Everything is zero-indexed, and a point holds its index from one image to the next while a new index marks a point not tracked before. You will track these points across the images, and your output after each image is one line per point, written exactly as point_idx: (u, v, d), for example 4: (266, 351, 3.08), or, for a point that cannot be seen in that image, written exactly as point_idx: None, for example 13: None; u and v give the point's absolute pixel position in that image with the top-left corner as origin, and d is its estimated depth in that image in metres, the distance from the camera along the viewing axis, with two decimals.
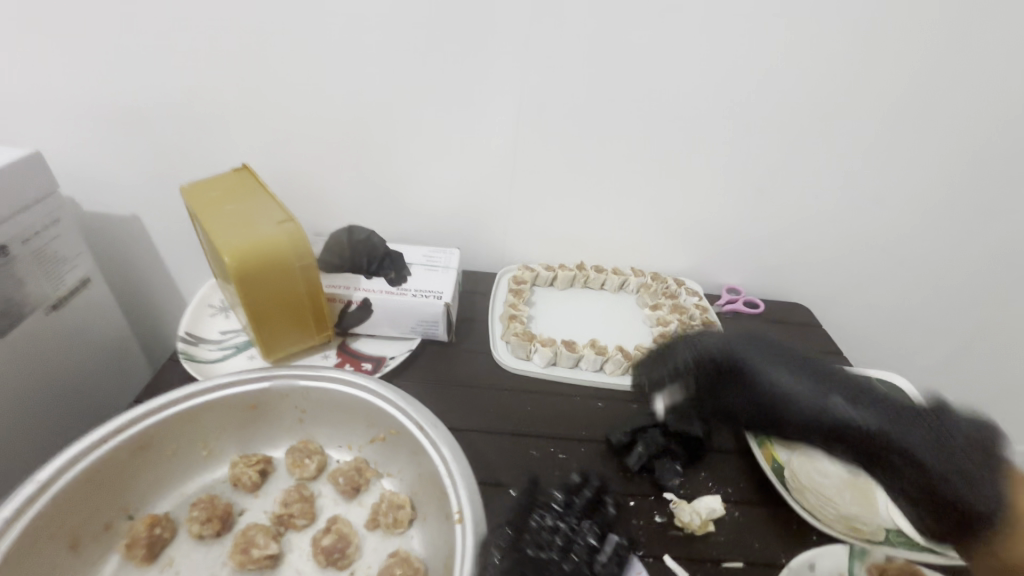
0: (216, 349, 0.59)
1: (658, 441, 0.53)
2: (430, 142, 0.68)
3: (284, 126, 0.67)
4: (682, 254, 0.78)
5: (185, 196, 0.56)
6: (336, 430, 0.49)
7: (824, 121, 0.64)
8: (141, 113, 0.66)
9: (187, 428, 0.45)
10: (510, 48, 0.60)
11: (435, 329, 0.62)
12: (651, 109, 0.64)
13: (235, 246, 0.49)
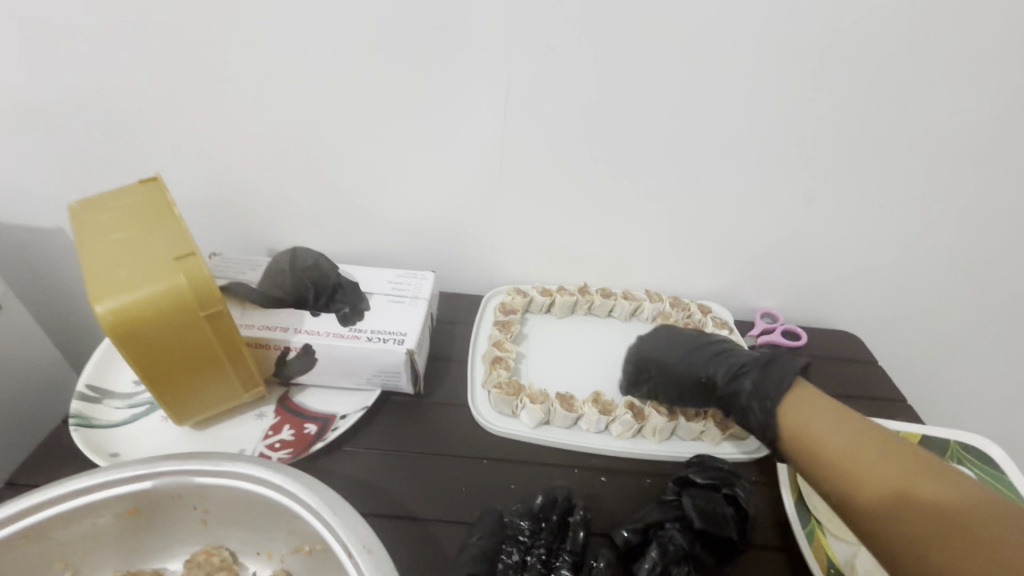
0: (123, 407, 0.48)
1: (678, 544, 0.40)
2: (394, 143, 0.55)
3: (215, 125, 0.54)
4: (707, 275, 0.65)
5: (70, 216, 0.43)
6: (251, 535, 0.37)
7: (901, 113, 0.50)
8: (39, 111, 0.54)
9: (39, 546, 0.33)
10: (491, 21, 0.46)
11: (398, 380, 0.50)
12: (674, 98, 0.50)
13: (111, 292, 0.37)
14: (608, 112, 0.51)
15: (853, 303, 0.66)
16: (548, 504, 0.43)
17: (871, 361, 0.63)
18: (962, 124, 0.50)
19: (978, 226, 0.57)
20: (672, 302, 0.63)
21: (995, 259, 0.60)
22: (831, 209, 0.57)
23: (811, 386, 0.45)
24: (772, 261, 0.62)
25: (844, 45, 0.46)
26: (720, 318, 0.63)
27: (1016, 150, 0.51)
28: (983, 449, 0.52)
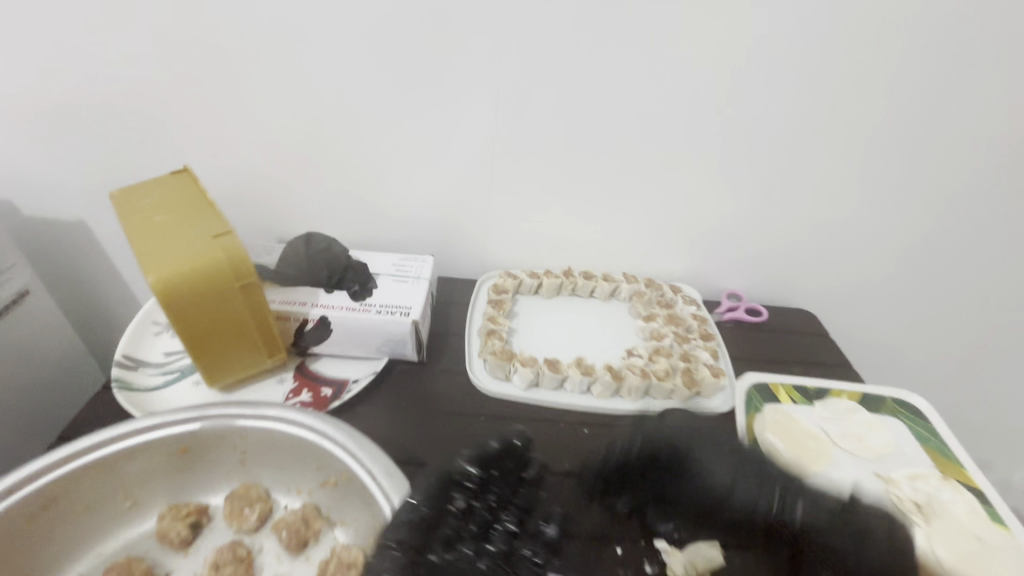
0: (157, 374, 0.53)
1: (649, 478, 0.47)
2: (397, 140, 0.61)
3: (236, 124, 0.61)
4: (678, 259, 0.72)
5: (112, 203, 0.49)
6: (283, 473, 0.43)
7: (835, 112, 0.58)
8: (77, 111, 0.60)
9: (104, 477, 0.39)
10: (482, 31, 0.54)
11: (404, 348, 0.56)
12: (642, 99, 0.58)
13: (161, 264, 0.43)
14: (585, 111, 0.59)
15: (808, 283, 0.74)
16: (503, 449, 0.44)
17: (823, 334, 0.71)
18: (888, 123, 0.59)
19: (908, 212, 0.66)
20: (647, 283, 0.70)
21: (926, 242, 0.69)
22: (783, 198, 0.65)
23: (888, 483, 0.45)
24: (734, 246, 0.70)
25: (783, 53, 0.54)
26: (690, 297, 0.70)
27: (934, 145, 0.60)
28: (913, 403, 0.60)
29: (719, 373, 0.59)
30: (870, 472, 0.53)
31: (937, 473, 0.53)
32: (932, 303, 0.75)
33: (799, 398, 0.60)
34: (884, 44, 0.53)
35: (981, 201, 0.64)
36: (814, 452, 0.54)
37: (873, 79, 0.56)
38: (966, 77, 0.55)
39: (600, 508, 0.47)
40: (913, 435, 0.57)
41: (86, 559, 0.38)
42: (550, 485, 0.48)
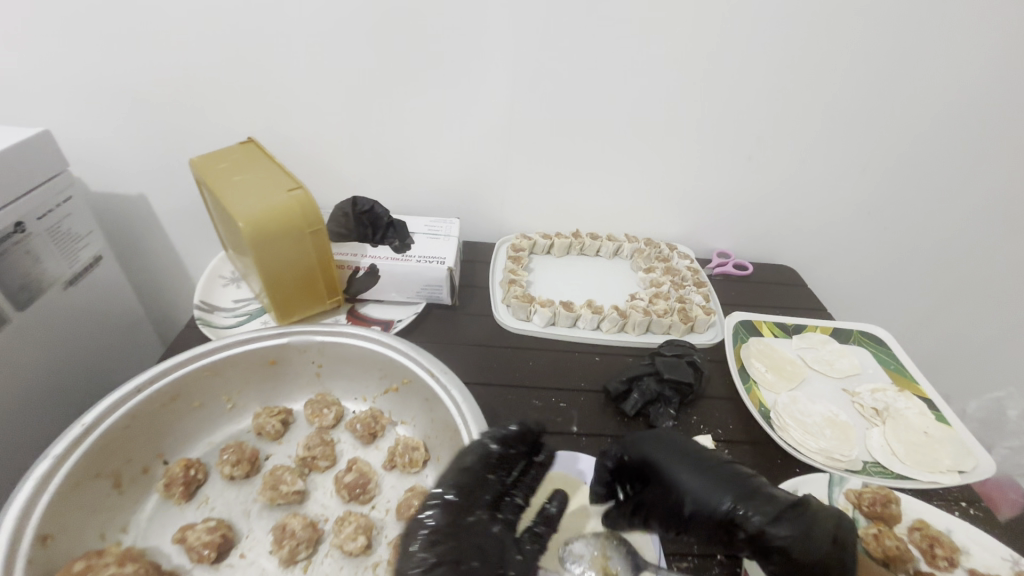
0: (230, 316, 0.62)
1: (652, 388, 0.56)
2: (427, 117, 0.69)
3: (283, 107, 0.68)
4: (674, 221, 0.81)
5: (194, 167, 0.58)
6: (352, 384, 0.53)
7: (814, 86, 0.66)
8: (138, 96, 0.66)
9: (214, 380, 0.48)
10: (505, 19, 0.61)
11: (439, 292, 0.65)
12: (645, 77, 0.65)
13: (248, 211, 0.51)
14: (594, 88, 0.67)
15: (788, 241, 0.84)
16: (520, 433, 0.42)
17: (801, 285, 0.81)
18: (859, 98, 0.67)
19: (876, 176, 0.75)
20: (647, 241, 0.79)
21: (890, 202, 0.78)
22: (766, 165, 0.74)
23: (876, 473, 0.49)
24: (723, 208, 0.79)
25: (769, 34, 0.62)
26: (684, 253, 0.80)
27: (898, 117, 0.69)
28: (876, 335, 0.70)
29: (711, 312, 0.68)
30: (837, 387, 0.63)
31: (894, 386, 0.63)
32: (896, 257, 0.86)
33: (781, 333, 0.69)
34: (856, 25, 0.61)
35: (939, 164, 0.74)
36: (791, 372, 0.63)
37: (846, 57, 0.63)
38: (927, 53, 0.63)
39: (612, 414, 0.56)
40: (877, 360, 0.67)
41: (201, 446, 0.47)
42: (569, 397, 0.57)
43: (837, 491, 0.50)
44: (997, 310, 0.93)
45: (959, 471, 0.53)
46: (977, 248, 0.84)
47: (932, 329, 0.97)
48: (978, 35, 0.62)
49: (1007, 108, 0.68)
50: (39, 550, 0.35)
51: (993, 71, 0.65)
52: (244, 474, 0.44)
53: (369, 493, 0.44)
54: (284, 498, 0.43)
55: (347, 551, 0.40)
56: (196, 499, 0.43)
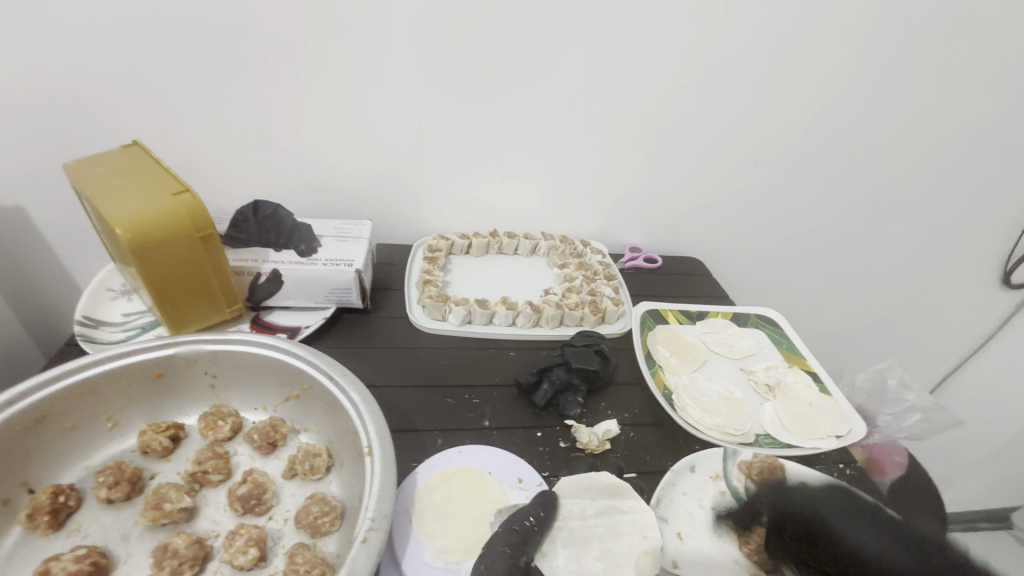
0: (119, 331, 0.58)
1: (561, 378, 0.57)
2: (333, 119, 0.68)
3: (175, 107, 0.64)
4: (588, 218, 0.84)
5: (68, 173, 0.54)
6: (250, 394, 0.51)
7: (705, 87, 0.70)
8: (4, 96, 0.61)
9: (88, 398, 0.45)
10: (406, 20, 0.61)
11: (349, 295, 0.64)
12: (547, 77, 0.67)
13: (125, 216, 0.48)
14: (500, 89, 0.68)
15: (694, 234, 0.89)
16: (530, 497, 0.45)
17: (706, 274, 0.86)
18: (746, 98, 0.72)
19: (766, 171, 0.81)
20: (562, 239, 0.82)
21: (781, 195, 0.85)
22: (668, 162, 0.78)
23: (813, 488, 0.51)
24: (632, 204, 0.83)
25: (660, 37, 0.65)
26: (598, 248, 0.83)
27: (781, 117, 0.75)
28: (770, 317, 0.76)
29: (619, 303, 0.71)
30: (736, 367, 0.67)
31: (785, 363, 0.68)
32: (791, 247, 0.93)
33: (685, 320, 0.73)
34: (736, 30, 0.66)
35: (819, 160, 0.81)
36: (693, 356, 0.67)
37: (731, 59, 0.68)
38: (800, 57, 0.69)
39: (524, 406, 0.57)
40: (771, 340, 0.72)
41: (75, 471, 0.44)
42: (482, 393, 0.58)
43: (732, 464, 0.53)
44: (880, 291, 1.02)
45: (836, 436, 0.58)
46: (858, 235, 0.93)
47: (827, 311, 1.05)
48: (841, 41, 0.69)
49: (872, 107, 0.76)
50: None
51: (857, 74, 0.72)
52: (124, 496, 0.41)
53: (265, 504, 0.43)
54: (170, 517, 0.40)
55: (238, 565, 0.39)
56: (66, 528, 0.40)
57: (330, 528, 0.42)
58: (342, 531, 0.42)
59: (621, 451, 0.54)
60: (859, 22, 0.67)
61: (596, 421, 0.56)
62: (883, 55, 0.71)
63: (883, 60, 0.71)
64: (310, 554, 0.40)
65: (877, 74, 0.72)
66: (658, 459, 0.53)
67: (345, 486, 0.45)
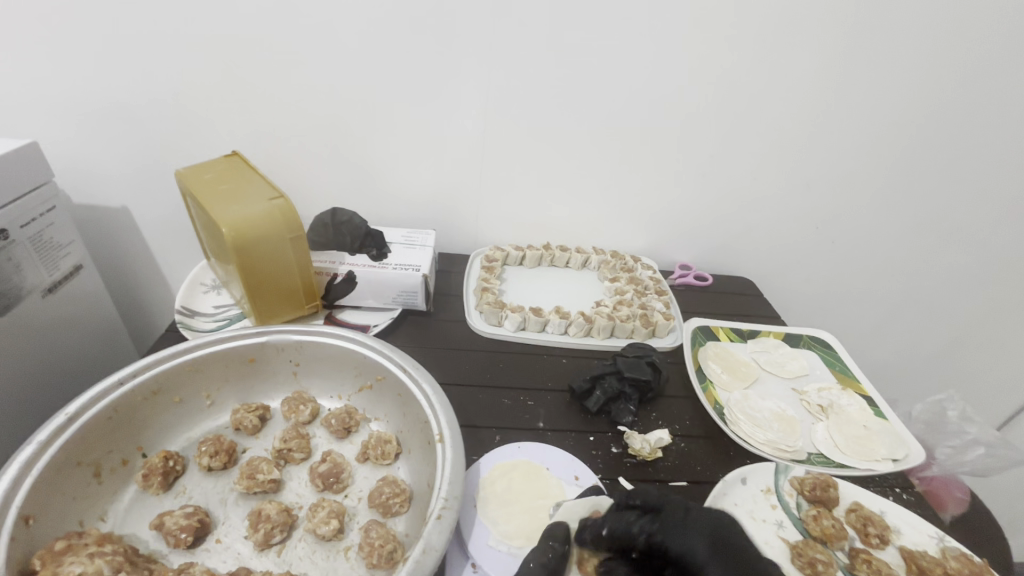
0: (210, 321, 0.64)
1: (614, 386, 0.59)
2: (404, 135, 0.73)
3: (268, 122, 0.71)
4: (638, 235, 0.87)
5: (179, 177, 0.60)
6: (328, 382, 0.56)
7: (760, 110, 0.72)
8: (127, 110, 0.69)
9: (194, 377, 0.51)
10: (476, 44, 0.66)
11: (415, 298, 0.68)
12: (605, 98, 0.71)
13: (230, 217, 0.53)
14: (560, 108, 0.72)
15: (744, 255, 0.90)
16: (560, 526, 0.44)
17: (757, 294, 0.86)
18: (800, 120, 0.73)
19: (819, 194, 0.82)
20: (613, 253, 0.84)
21: (837, 217, 0.85)
22: (720, 183, 0.80)
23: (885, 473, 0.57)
24: (684, 222, 0.85)
25: (717, 61, 0.68)
26: (648, 264, 0.85)
27: (836, 140, 0.76)
28: (823, 339, 0.76)
29: (670, 317, 0.72)
30: (787, 387, 0.68)
31: (838, 386, 0.68)
32: (844, 270, 0.92)
33: (736, 338, 0.74)
34: (793, 54, 0.68)
35: (875, 184, 0.81)
36: (744, 373, 0.68)
37: (787, 82, 0.70)
38: (856, 83, 0.70)
39: (576, 411, 0.59)
40: (824, 361, 0.72)
41: (179, 440, 0.50)
42: (537, 396, 0.60)
43: (783, 478, 0.54)
44: (940, 320, 0.99)
45: (892, 460, 0.58)
46: (916, 261, 0.91)
47: (881, 338, 1.03)
48: (900, 66, 0.69)
49: (931, 130, 0.75)
50: (21, 529, 0.38)
51: (918, 97, 0.72)
52: (222, 465, 0.47)
53: (342, 482, 0.47)
54: (261, 487, 0.46)
55: (320, 534, 0.43)
56: (173, 490, 0.46)
57: (400, 509, 0.45)
58: (409, 512, 0.46)
59: (673, 459, 0.55)
60: (919, 47, 0.68)
61: (647, 430, 0.58)
62: (943, 79, 0.70)
63: (945, 84, 0.71)
64: (383, 530, 0.43)
65: (939, 97, 0.72)
66: (710, 469, 0.55)
67: (412, 472, 0.49)
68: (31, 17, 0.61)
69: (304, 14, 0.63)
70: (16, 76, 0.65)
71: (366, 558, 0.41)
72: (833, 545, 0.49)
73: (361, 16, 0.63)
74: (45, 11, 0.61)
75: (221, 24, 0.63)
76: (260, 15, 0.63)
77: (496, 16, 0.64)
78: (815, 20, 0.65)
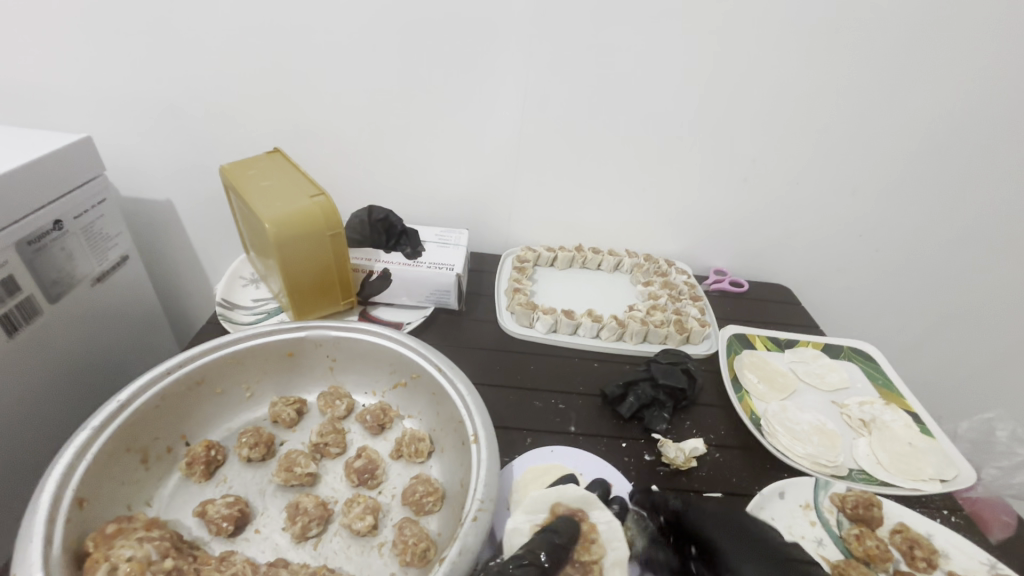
0: (249, 314, 0.66)
1: (648, 392, 0.58)
2: (439, 135, 0.74)
3: (309, 120, 0.73)
4: (672, 239, 0.85)
5: (223, 173, 0.62)
6: (362, 378, 0.57)
7: (804, 113, 0.70)
8: (174, 106, 0.71)
9: (234, 368, 0.52)
10: (516, 44, 0.65)
11: (447, 297, 0.69)
12: (645, 99, 0.70)
13: (274, 213, 0.54)
14: (599, 108, 0.71)
15: (782, 261, 0.87)
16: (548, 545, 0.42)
17: (794, 303, 0.84)
18: (846, 124, 0.71)
19: (864, 200, 0.79)
20: (646, 257, 0.83)
21: (882, 224, 0.81)
22: (760, 187, 0.78)
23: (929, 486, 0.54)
24: (720, 227, 0.83)
25: (763, 62, 0.66)
26: (682, 269, 0.83)
27: (884, 145, 0.73)
28: (865, 351, 0.73)
29: (705, 324, 0.71)
30: (827, 399, 0.65)
31: (882, 400, 0.65)
32: (886, 280, 0.89)
33: (773, 347, 0.72)
34: (845, 54, 0.65)
35: (925, 191, 0.77)
36: (782, 383, 0.66)
37: (835, 84, 0.68)
38: (910, 86, 0.67)
39: (608, 416, 0.59)
40: (866, 374, 0.70)
41: (220, 430, 0.52)
42: (568, 399, 0.60)
43: (823, 494, 0.52)
44: (987, 334, 0.95)
45: (940, 480, 0.55)
46: (965, 273, 0.87)
47: (923, 350, 0.99)
48: (958, 69, 0.66)
49: (989, 137, 0.72)
50: (75, 511, 0.39)
51: (976, 102, 0.69)
52: (261, 457, 0.49)
53: (376, 479, 0.48)
54: (298, 480, 0.47)
55: (355, 530, 0.43)
56: (215, 478, 0.48)
57: (433, 508, 0.46)
58: (442, 511, 0.46)
59: (707, 469, 0.54)
60: (981, 50, 0.64)
61: (681, 438, 0.57)
62: (1005, 83, 0.67)
63: (1006, 89, 0.67)
64: (416, 528, 0.43)
65: (998, 102, 0.69)
66: (746, 481, 0.53)
67: (445, 472, 0.50)
68: (92, 15, 0.63)
69: (347, 13, 0.64)
70: (73, 73, 0.68)
71: (399, 555, 0.42)
72: (878, 566, 0.47)
73: (405, 15, 0.64)
74: (102, 10, 0.63)
75: (268, 21, 0.64)
76: (306, 14, 0.64)
77: (538, 16, 0.63)
78: (868, 21, 0.63)
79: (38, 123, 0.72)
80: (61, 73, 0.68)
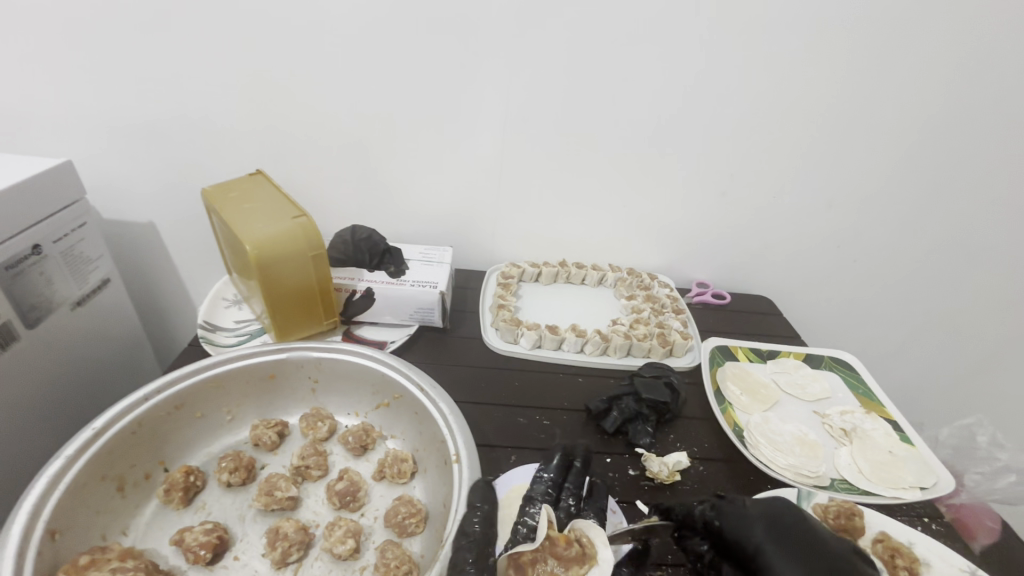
0: (231, 335, 0.65)
1: (631, 407, 0.58)
2: (422, 153, 0.74)
3: (291, 140, 0.73)
4: (656, 253, 0.86)
5: (205, 195, 0.62)
6: (345, 399, 0.57)
7: (777, 127, 0.72)
8: (156, 129, 0.71)
9: (215, 392, 0.52)
10: (496, 64, 0.67)
11: (432, 315, 0.69)
12: (623, 116, 0.72)
13: (256, 235, 0.55)
14: (578, 124, 0.72)
15: (763, 272, 0.88)
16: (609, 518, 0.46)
17: (776, 314, 0.85)
18: (816, 137, 0.73)
19: (839, 211, 0.81)
20: (630, 271, 0.84)
21: (857, 233, 0.83)
22: (738, 200, 0.79)
23: (910, 492, 0.55)
24: (700, 240, 0.85)
25: (735, 78, 0.68)
26: (665, 282, 0.84)
27: (854, 156, 0.75)
28: (845, 360, 0.74)
29: (688, 337, 0.72)
30: (809, 409, 0.66)
31: (862, 409, 0.66)
32: (865, 287, 0.90)
33: (755, 358, 0.73)
34: (814, 69, 0.68)
35: (897, 199, 0.79)
36: (765, 395, 0.67)
37: (804, 98, 0.70)
38: (876, 99, 0.70)
39: (593, 431, 0.59)
40: (847, 384, 0.70)
41: (200, 455, 0.51)
42: (553, 415, 0.60)
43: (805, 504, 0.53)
44: (966, 338, 0.96)
45: (920, 488, 0.56)
46: (941, 281, 0.89)
47: (904, 355, 1.00)
48: (920, 83, 0.69)
49: (953, 146, 0.74)
50: (47, 542, 0.38)
51: (940, 114, 0.71)
52: (241, 481, 0.48)
53: (358, 501, 0.47)
54: (279, 504, 0.46)
55: (337, 554, 0.43)
56: (193, 505, 0.47)
57: (416, 530, 0.45)
58: (426, 533, 0.46)
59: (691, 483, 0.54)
60: (940, 65, 0.67)
61: (665, 452, 0.57)
62: (966, 96, 0.70)
63: (966, 101, 0.70)
64: (398, 551, 0.43)
65: (960, 114, 0.71)
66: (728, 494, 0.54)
67: (427, 492, 0.49)
68: (75, 37, 0.63)
69: (329, 34, 0.65)
70: (54, 97, 0.68)
71: None
72: None
73: (388, 36, 0.65)
74: (83, 36, 0.63)
75: (251, 40, 0.65)
76: (288, 35, 0.65)
77: (516, 37, 0.65)
78: (833, 39, 0.65)
79: (19, 146, 0.72)
80: (42, 95, 0.68)
